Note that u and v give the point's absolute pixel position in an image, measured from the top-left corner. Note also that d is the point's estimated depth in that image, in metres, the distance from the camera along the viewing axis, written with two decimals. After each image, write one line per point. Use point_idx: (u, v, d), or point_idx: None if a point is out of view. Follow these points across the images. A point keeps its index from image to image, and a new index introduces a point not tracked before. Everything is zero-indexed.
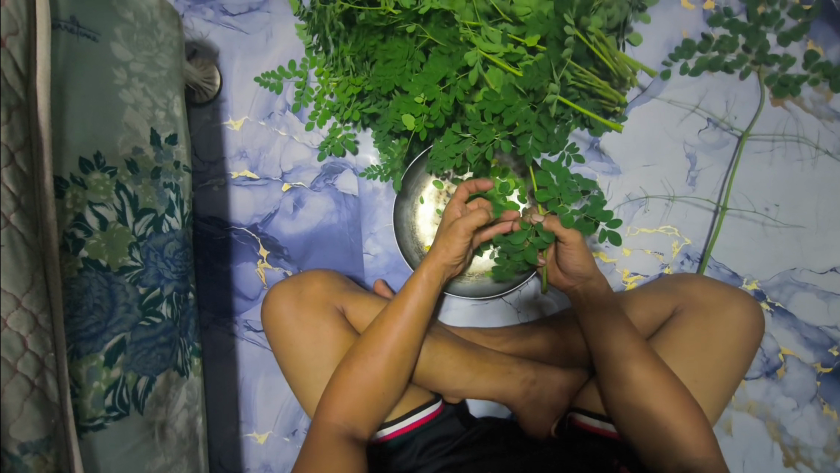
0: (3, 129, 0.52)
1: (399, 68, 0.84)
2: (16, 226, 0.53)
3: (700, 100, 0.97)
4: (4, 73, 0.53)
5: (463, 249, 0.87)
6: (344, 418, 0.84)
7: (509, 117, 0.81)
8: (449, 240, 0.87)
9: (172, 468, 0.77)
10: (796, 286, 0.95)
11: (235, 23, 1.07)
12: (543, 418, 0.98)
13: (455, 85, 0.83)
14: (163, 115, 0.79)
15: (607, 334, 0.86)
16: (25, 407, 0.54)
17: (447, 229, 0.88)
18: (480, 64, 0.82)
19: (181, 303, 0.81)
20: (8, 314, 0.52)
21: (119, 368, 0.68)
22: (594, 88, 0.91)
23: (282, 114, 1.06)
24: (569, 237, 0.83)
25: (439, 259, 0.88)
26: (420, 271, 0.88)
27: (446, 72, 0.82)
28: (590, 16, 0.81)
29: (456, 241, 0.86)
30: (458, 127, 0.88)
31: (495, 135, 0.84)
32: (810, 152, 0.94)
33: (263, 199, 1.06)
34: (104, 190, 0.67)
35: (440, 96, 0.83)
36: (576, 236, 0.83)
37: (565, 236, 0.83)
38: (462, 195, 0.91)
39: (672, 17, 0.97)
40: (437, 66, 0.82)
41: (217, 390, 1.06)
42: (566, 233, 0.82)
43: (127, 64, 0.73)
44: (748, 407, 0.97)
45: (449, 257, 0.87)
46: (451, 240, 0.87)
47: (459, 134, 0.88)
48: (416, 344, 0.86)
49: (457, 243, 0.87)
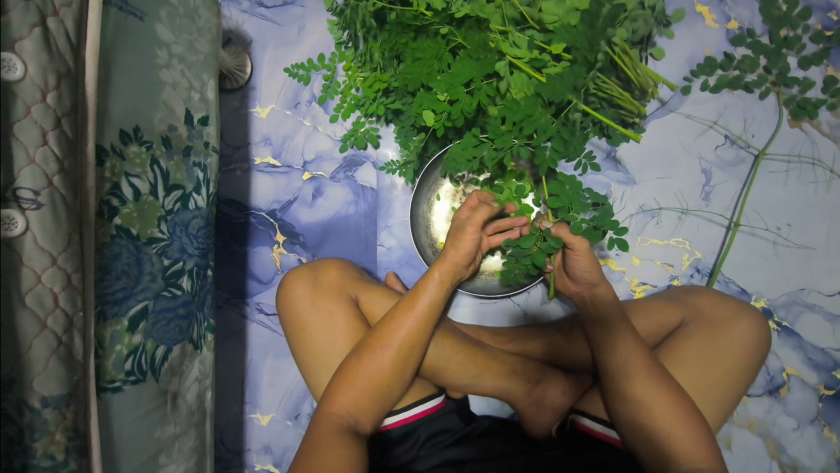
0: (52, 95, 0.55)
1: (426, 67, 0.86)
2: (58, 188, 0.55)
3: (719, 117, 0.98)
4: (57, 42, 0.56)
5: (470, 248, 0.91)
6: (347, 409, 0.87)
7: (529, 126, 0.83)
8: (462, 238, 0.90)
9: (180, 437, 0.79)
10: (804, 307, 0.96)
11: (270, 15, 1.10)
12: (544, 418, 0.99)
13: (479, 89, 0.86)
14: (197, 97, 0.83)
15: (616, 342, 0.89)
16: (50, 362, 0.56)
17: (460, 229, 0.92)
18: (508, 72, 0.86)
19: (201, 278, 0.84)
20: (44, 271, 0.55)
21: (140, 334, 0.71)
22: (614, 98, 0.93)
23: (308, 105, 1.09)
24: (576, 243, 0.85)
25: (450, 260, 0.90)
26: (434, 268, 0.90)
27: (472, 75, 0.84)
28: (615, 28, 0.84)
29: (470, 241, 0.90)
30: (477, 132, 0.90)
31: (513, 141, 0.86)
32: (824, 175, 0.95)
33: (284, 186, 1.09)
34: (139, 163, 0.70)
35: (463, 98, 0.85)
36: (584, 243, 0.85)
37: (570, 241, 0.85)
38: (476, 201, 0.94)
39: (696, 35, 0.99)
40: (468, 68, 0.83)
41: (225, 370, 1.08)
42: (573, 239, 0.85)
43: (169, 46, 0.77)
44: (748, 424, 0.97)
45: (462, 257, 0.91)
46: (461, 240, 0.90)
47: (478, 138, 0.90)
48: (425, 339, 0.89)
49: (467, 242, 0.90)
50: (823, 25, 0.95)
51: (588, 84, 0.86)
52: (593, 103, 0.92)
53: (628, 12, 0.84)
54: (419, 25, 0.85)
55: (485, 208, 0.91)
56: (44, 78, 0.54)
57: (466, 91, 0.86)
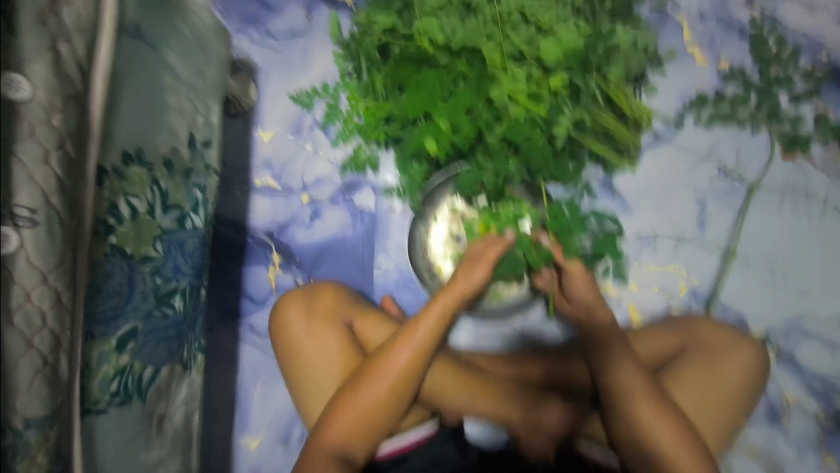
0: (59, 115, 0.57)
1: (428, 92, 0.88)
2: (55, 207, 0.56)
3: (712, 149, 1.00)
4: (67, 66, 0.58)
5: (480, 279, 0.98)
6: (339, 437, 0.95)
7: (527, 148, 0.89)
8: (472, 270, 0.98)
9: (164, 462, 0.77)
10: (802, 334, 0.95)
11: (277, 45, 1.14)
12: (541, 445, 0.96)
13: (481, 113, 0.89)
14: (202, 121, 0.84)
15: (612, 366, 0.94)
16: (35, 381, 0.55)
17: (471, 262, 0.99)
18: (504, 100, 0.88)
19: (194, 299, 0.83)
20: (33, 289, 0.55)
21: (128, 355, 0.70)
22: (609, 130, 0.95)
23: (310, 130, 1.11)
24: (574, 268, 0.96)
25: (459, 287, 0.98)
26: (440, 297, 0.98)
27: (471, 101, 0.88)
28: (610, 64, 0.90)
29: (480, 275, 0.97)
30: (479, 159, 0.92)
31: (511, 167, 0.91)
32: (818, 207, 0.97)
33: (283, 207, 1.10)
34: (139, 183, 0.71)
35: (464, 125, 0.88)
36: (581, 268, 0.97)
37: (569, 266, 0.96)
38: (491, 239, 0.98)
39: (688, 73, 1.01)
40: (466, 94, 0.88)
41: (214, 394, 1.05)
42: (570, 264, 0.96)
43: (177, 72, 0.79)
44: (749, 451, 0.94)
45: (469, 287, 0.97)
46: (470, 270, 0.98)
47: (481, 166, 0.92)
48: (421, 369, 0.96)
49: (477, 273, 0.97)
50: (814, 64, 1.00)
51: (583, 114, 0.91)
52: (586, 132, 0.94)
53: (623, 51, 0.89)
54: (422, 57, 0.90)
55: (499, 243, 0.97)
56: (51, 99, 0.56)
57: (467, 116, 0.89)
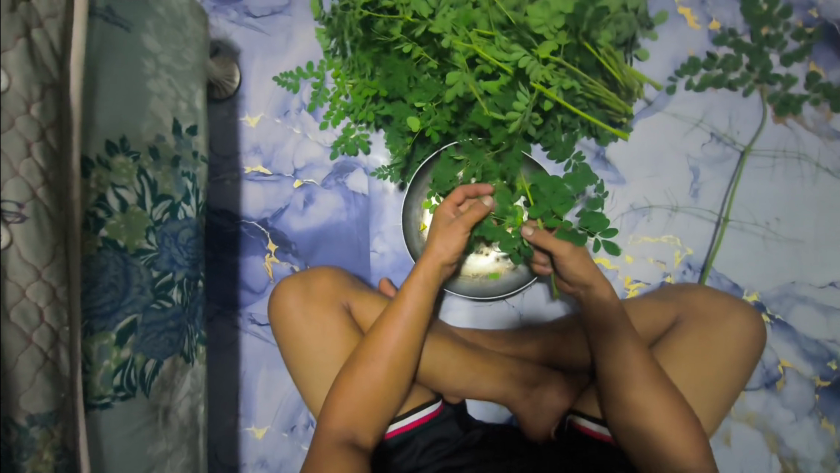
0: (37, 106, 0.54)
1: (397, 81, 0.90)
2: (42, 200, 0.54)
3: (704, 116, 1.00)
4: (42, 54, 0.55)
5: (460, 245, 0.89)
6: (345, 424, 0.86)
7: (494, 134, 0.86)
8: (449, 235, 0.88)
9: (172, 454, 0.77)
10: (796, 299, 0.97)
11: (258, 25, 1.10)
12: (541, 422, 0.98)
13: (447, 102, 0.89)
14: (185, 106, 0.81)
15: (613, 349, 0.89)
16: (36, 378, 0.54)
17: (449, 224, 0.90)
18: (461, 82, 0.84)
19: (191, 290, 0.82)
20: (28, 285, 0.54)
21: (129, 348, 0.69)
22: (601, 98, 0.93)
23: (298, 113, 1.09)
24: (562, 250, 0.87)
25: (438, 253, 0.88)
26: (421, 267, 0.88)
27: (437, 91, 0.88)
28: (600, 29, 0.83)
29: (456, 239, 0.88)
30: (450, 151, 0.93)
31: (484, 155, 0.89)
32: (810, 170, 0.97)
33: (275, 194, 1.09)
34: (126, 173, 0.69)
35: (429, 111, 0.88)
36: (569, 249, 0.87)
37: (556, 248, 0.87)
38: (458, 198, 0.91)
39: (680, 35, 1.00)
40: (432, 84, 0.89)
41: (217, 384, 1.06)
42: (556, 245, 0.87)
43: (156, 56, 0.76)
44: (746, 418, 0.97)
45: (448, 254, 0.88)
46: (448, 237, 0.88)
47: (453, 158, 0.93)
48: (416, 344, 0.88)
49: (453, 238, 0.88)
50: (805, 21, 0.97)
51: (563, 79, 0.86)
52: (580, 104, 0.93)
53: (612, 15, 0.83)
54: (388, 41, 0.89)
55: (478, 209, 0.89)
56: (29, 89, 0.53)
57: (436, 106, 0.90)
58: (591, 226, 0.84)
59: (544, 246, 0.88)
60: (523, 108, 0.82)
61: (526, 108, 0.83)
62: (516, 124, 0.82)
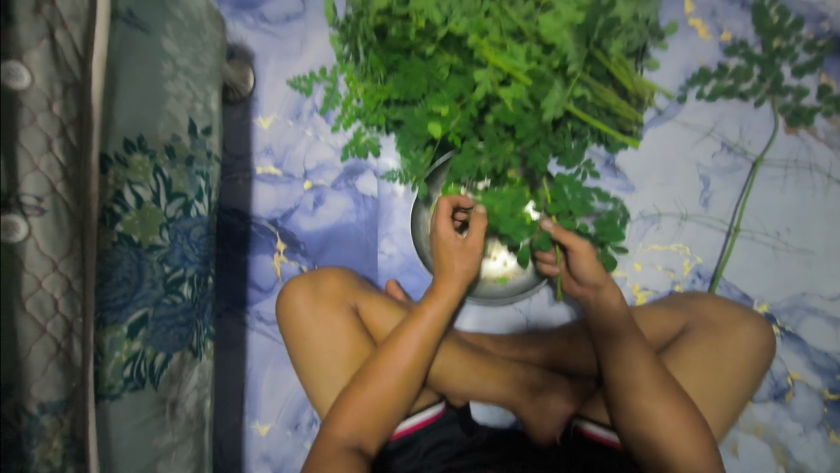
0: (58, 103, 0.56)
1: (418, 83, 0.88)
2: (61, 195, 0.56)
3: (715, 124, 0.99)
4: (65, 54, 0.57)
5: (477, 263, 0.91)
6: (350, 431, 0.87)
7: (519, 130, 0.86)
8: (467, 257, 0.90)
9: (177, 447, 0.78)
10: (806, 311, 0.96)
11: (272, 29, 1.13)
12: (547, 426, 0.97)
13: (472, 100, 0.88)
14: (201, 107, 0.84)
15: (620, 359, 0.90)
16: (49, 367, 0.56)
17: (459, 245, 0.91)
18: (488, 79, 0.84)
19: (201, 286, 0.84)
20: (45, 276, 0.55)
21: (139, 341, 0.71)
22: (612, 106, 0.93)
23: (310, 116, 1.11)
24: (580, 247, 0.88)
25: (459, 269, 0.90)
26: (441, 284, 0.90)
27: (462, 89, 0.88)
28: (611, 39, 0.83)
29: (471, 260, 0.90)
30: (473, 142, 0.92)
31: (508, 150, 0.89)
32: (822, 181, 0.96)
33: (286, 194, 1.10)
34: (142, 171, 0.71)
35: (458, 112, 0.89)
36: (586, 246, 0.88)
37: (574, 244, 0.88)
38: (448, 208, 0.91)
39: (690, 46, 1.00)
40: (456, 82, 0.88)
41: (224, 380, 1.07)
42: (575, 243, 0.87)
43: (174, 58, 0.78)
44: (754, 430, 0.95)
45: (470, 272, 0.90)
46: (465, 253, 0.90)
47: (475, 149, 0.92)
48: (429, 356, 0.89)
49: (471, 256, 0.90)
50: (815, 34, 0.97)
51: (575, 86, 0.86)
52: (590, 112, 0.93)
53: (624, 25, 0.83)
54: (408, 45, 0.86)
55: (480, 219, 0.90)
56: (50, 87, 0.55)
57: (458, 104, 0.90)
58: (607, 232, 0.88)
59: (563, 242, 0.89)
60: (555, 105, 0.83)
61: (555, 107, 0.83)
62: (547, 117, 0.83)
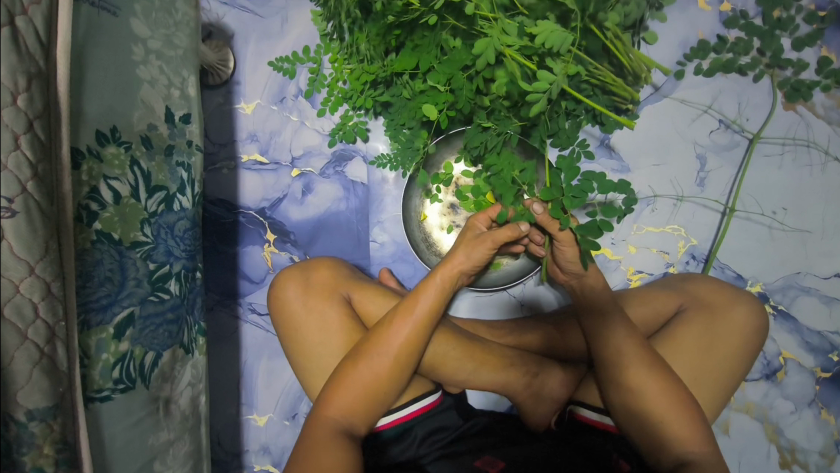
0: (23, 97, 0.52)
1: (425, 54, 0.83)
2: (32, 194, 0.53)
3: (713, 101, 0.97)
4: (26, 41, 0.53)
5: (483, 259, 0.86)
6: (339, 417, 0.82)
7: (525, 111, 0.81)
8: (476, 247, 0.85)
9: (174, 444, 0.78)
10: (800, 291, 0.96)
11: (252, 7, 1.07)
12: (540, 414, 0.97)
13: (477, 73, 0.82)
14: (178, 94, 0.79)
15: (609, 338, 0.85)
16: (34, 374, 0.54)
17: (471, 233, 0.87)
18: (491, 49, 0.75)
19: (189, 282, 0.81)
20: (21, 281, 0.52)
21: (127, 342, 0.69)
22: (607, 84, 0.90)
23: (294, 100, 1.07)
24: (562, 236, 0.82)
25: (456, 263, 0.85)
26: (439, 272, 0.85)
27: (467, 61, 0.79)
28: (607, 12, 0.78)
29: (476, 250, 0.85)
30: (480, 118, 0.89)
31: (512, 127, 0.87)
32: (819, 158, 0.95)
33: (272, 183, 1.07)
34: (118, 165, 0.68)
35: (465, 86, 0.82)
36: (570, 235, 0.82)
37: (556, 233, 0.82)
38: (492, 212, 0.86)
39: (689, 18, 0.97)
40: (460, 53, 0.79)
41: (219, 372, 1.07)
42: (559, 231, 0.81)
43: (145, 41, 0.73)
44: (746, 409, 0.97)
45: (466, 265, 0.85)
46: (472, 248, 0.85)
47: (483, 125, 0.90)
48: (425, 342, 0.84)
49: (479, 251, 0.85)
50: (817, 4, 0.93)
51: (570, 64, 0.79)
52: (585, 90, 0.89)
53: None
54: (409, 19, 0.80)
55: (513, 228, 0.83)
56: (14, 79, 0.51)
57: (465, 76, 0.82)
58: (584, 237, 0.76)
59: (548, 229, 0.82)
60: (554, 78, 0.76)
61: (550, 86, 0.76)
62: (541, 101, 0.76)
